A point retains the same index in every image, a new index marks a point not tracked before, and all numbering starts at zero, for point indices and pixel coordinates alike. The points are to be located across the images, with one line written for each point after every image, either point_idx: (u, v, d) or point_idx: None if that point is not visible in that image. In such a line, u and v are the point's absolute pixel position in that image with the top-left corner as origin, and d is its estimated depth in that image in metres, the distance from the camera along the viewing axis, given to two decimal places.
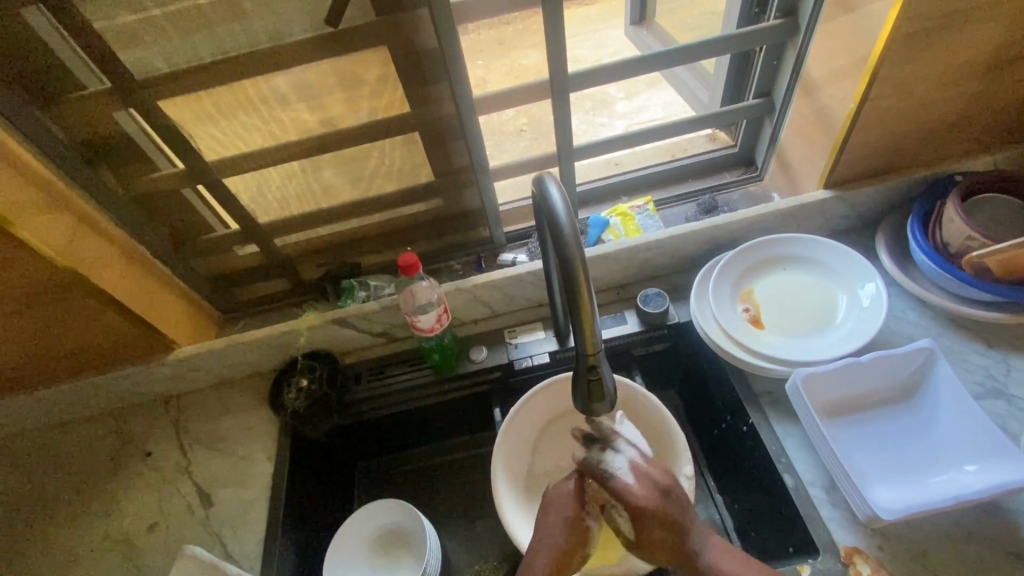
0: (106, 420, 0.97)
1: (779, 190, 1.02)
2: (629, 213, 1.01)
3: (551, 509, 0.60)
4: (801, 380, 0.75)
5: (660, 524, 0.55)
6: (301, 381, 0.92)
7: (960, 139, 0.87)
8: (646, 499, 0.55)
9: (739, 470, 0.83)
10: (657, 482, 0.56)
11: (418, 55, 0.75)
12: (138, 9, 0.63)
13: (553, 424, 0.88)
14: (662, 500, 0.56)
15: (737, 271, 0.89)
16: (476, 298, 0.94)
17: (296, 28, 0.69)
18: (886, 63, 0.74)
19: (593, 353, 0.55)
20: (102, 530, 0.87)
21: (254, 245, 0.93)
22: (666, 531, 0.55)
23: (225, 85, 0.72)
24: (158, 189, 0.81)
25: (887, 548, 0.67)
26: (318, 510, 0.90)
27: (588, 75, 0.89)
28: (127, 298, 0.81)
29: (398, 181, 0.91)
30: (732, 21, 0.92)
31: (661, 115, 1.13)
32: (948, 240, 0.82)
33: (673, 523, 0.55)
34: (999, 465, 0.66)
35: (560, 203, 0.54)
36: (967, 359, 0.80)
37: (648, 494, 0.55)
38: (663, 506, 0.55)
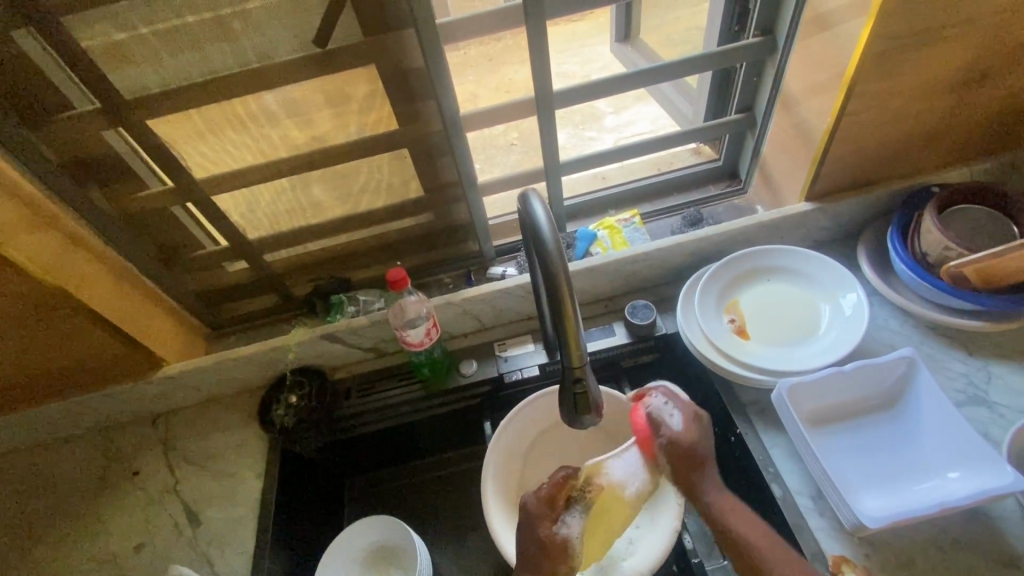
0: (92, 439, 0.96)
1: (762, 202, 1.04)
2: (616, 226, 1.03)
3: (528, 534, 0.62)
4: (786, 390, 0.75)
5: (689, 451, 0.62)
6: (290, 397, 0.92)
7: (936, 152, 0.90)
8: (684, 426, 0.63)
9: (728, 482, 0.84)
10: (693, 408, 0.64)
11: (406, 73, 0.77)
12: (128, 30, 0.64)
13: (542, 437, 0.88)
14: (700, 429, 0.63)
15: (723, 282, 0.90)
16: (466, 311, 0.94)
17: (284, 48, 0.70)
18: (860, 79, 0.76)
19: (579, 366, 0.56)
20: (87, 551, 0.86)
21: (243, 261, 0.93)
22: (689, 454, 0.62)
23: (214, 104, 0.73)
24: (147, 207, 0.81)
25: (873, 557, 0.68)
26: (308, 527, 0.89)
27: (575, 92, 0.91)
28: (116, 315, 0.81)
29: (387, 196, 0.92)
30: (713, 38, 0.94)
31: (648, 129, 1.15)
32: (928, 251, 0.83)
33: (696, 456, 0.62)
34: (981, 472, 0.67)
35: (544, 218, 0.56)
36: (949, 367, 0.81)
37: (687, 422, 0.63)
38: (696, 437, 0.62)
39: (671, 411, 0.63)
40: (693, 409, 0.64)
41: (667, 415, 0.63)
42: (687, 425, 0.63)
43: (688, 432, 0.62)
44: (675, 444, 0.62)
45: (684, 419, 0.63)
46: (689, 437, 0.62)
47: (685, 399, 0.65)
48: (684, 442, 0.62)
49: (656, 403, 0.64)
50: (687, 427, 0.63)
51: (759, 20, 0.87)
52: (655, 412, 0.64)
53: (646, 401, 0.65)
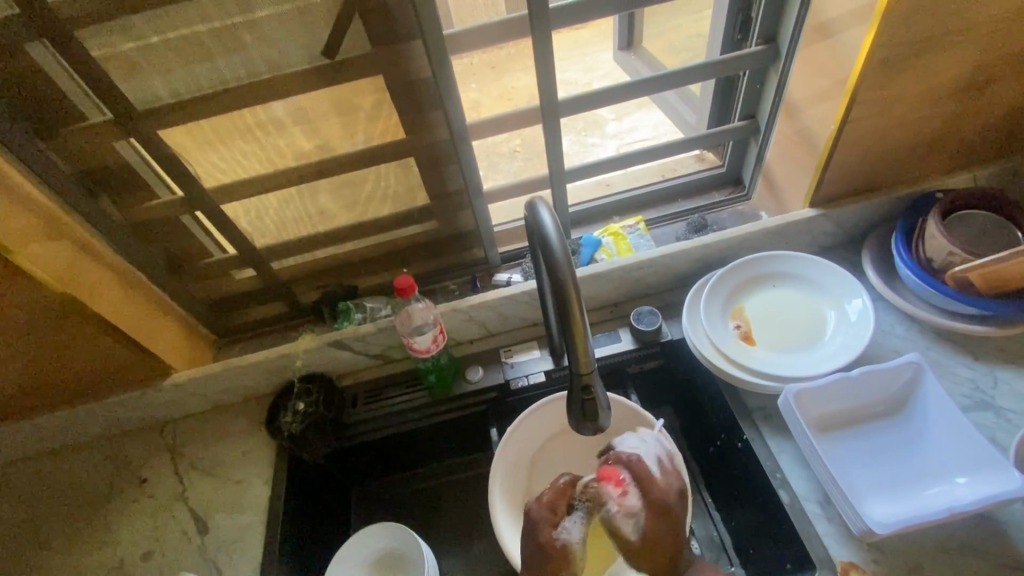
0: (101, 446, 0.96)
1: (766, 208, 1.04)
2: (621, 232, 1.03)
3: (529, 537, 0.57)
4: (792, 396, 0.76)
5: (651, 550, 0.54)
6: (297, 404, 0.92)
7: (939, 158, 0.90)
8: (644, 525, 0.54)
9: (735, 487, 0.84)
10: (665, 501, 0.55)
11: (413, 83, 0.78)
12: (140, 40, 0.65)
13: (549, 443, 0.88)
14: (669, 522, 0.55)
15: (728, 288, 0.91)
16: (472, 318, 0.95)
17: (293, 60, 0.71)
18: (863, 86, 0.77)
19: (587, 372, 0.56)
20: (96, 558, 0.86)
21: (251, 268, 0.94)
22: (657, 555, 0.54)
23: (225, 113, 0.74)
24: (157, 216, 0.82)
25: (881, 562, 0.68)
26: (315, 534, 0.89)
27: (579, 100, 0.92)
28: (124, 323, 0.81)
29: (393, 204, 0.93)
30: (716, 46, 0.95)
31: (651, 135, 1.16)
32: (932, 256, 0.84)
33: (666, 554, 0.55)
34: (988, 477, 0.67)
35: (552, 226, 0.56)
36: (955, 371, 0.81)
37: (653, 518, 0.55)
38: (665, 534, 0.55)
39: (632, 511, 0.54)
40: (664, 499, 0.55)
41: (629, 507, 0.54)
42: (651, 523, 0.55)
43: (653, 530, 0.54)
44: (637, 547, 0.54)
45: (648, 513, 0.55)
46: (654, 540, 0.54)
47: (660, 473, 0.57)
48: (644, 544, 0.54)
49: (620, 497, 0.55)
50: (650, 522, 0.55)
51: (762, 28, 0.88)
52: (614, 511, 0.54)
53: (609, 484, 0.56)
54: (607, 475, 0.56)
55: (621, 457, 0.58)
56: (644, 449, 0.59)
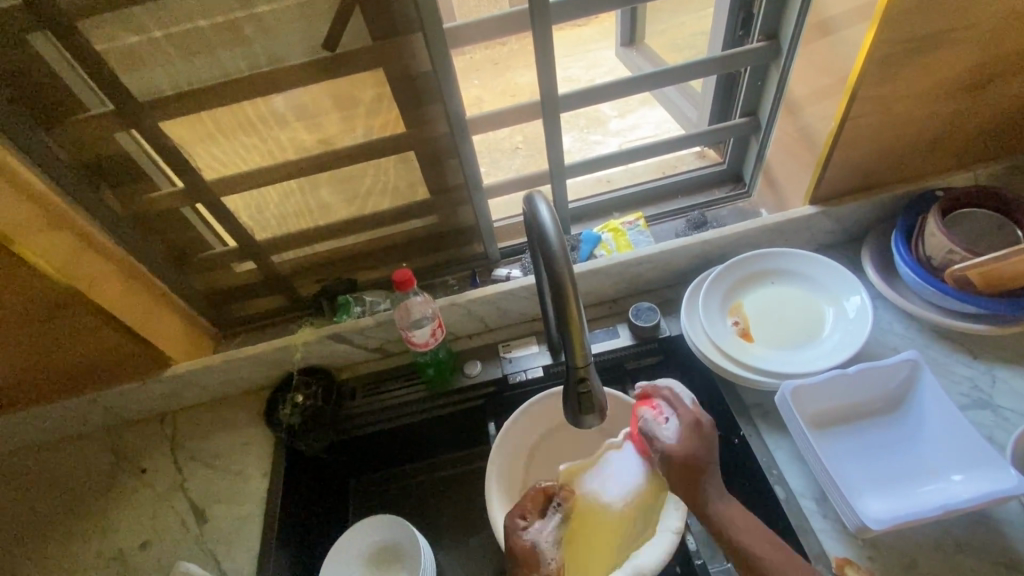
0: (101, 436, 0.97)
1: (766, 205, 1.04)
2: (621, 229, 1.03)
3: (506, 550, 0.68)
4: (790, 392, 0.76)
5: (688, 457, 0.68)
6: (296, 396, 0.92)
7: (940, 156, 0.90)
8: (681, 433, 0.69)
9: (731, 483, 0.84)
10: (694, 421, 0.69)
11: (413, 77, 0.78)
12: (141, 31, 0.65)
13: (546, 437, 0.88)
14: (700, 437, 0.69)
15: (726, 285, 0.91)
16: (471, 312, 0.95)
17: (293, 53, 0.71)
18: (864, 83, 0.76)
19: (583, 365, 0.56)
20: (96, 546, 0.87)
21: (251, 261, 0.94)
22: (688, 466, 0.67)
23: (225, 106, 0.74)
24: (158, 208, 0.82)
25: (876, 559, 0.68)
26: (312, 527, 0.90)
27: (580, 95, 0.92)
28: (125, 314, 0.82)
29: (393, 198, 0.93)
30: (718, 43, 0.95)
31: (653, 133, 1.16)
32: (931, 254, 0.83)
33: (698, 464, 0.67)
34: (984, 474, 0.67)
35: (550, 220, 0.56)
36: (953, 370, 0.81)
37: (687, 429, 0.69)
38: (695, 446, 0.68)
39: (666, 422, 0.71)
40: (692, 418, 0.69)
41: (666, 423, 0.71)
42: (682, 434, 0.69)
43: (685, 441, 0.68)
44: (673, 455, 0.68)
45: (682, 428, 0.70)
46: (684, 450, 0.68)
47: (678, 442, 0.69)
48: (682, 451, 0.68)
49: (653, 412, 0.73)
50: (683, 440, 0.69)
51: (764, 25, 0.88)
52: (649, 428, 0.72)
53: (644, 407, 0.74)
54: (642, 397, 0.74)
55: (658, 390, 0.74)
56: (681, 389, 0.73)
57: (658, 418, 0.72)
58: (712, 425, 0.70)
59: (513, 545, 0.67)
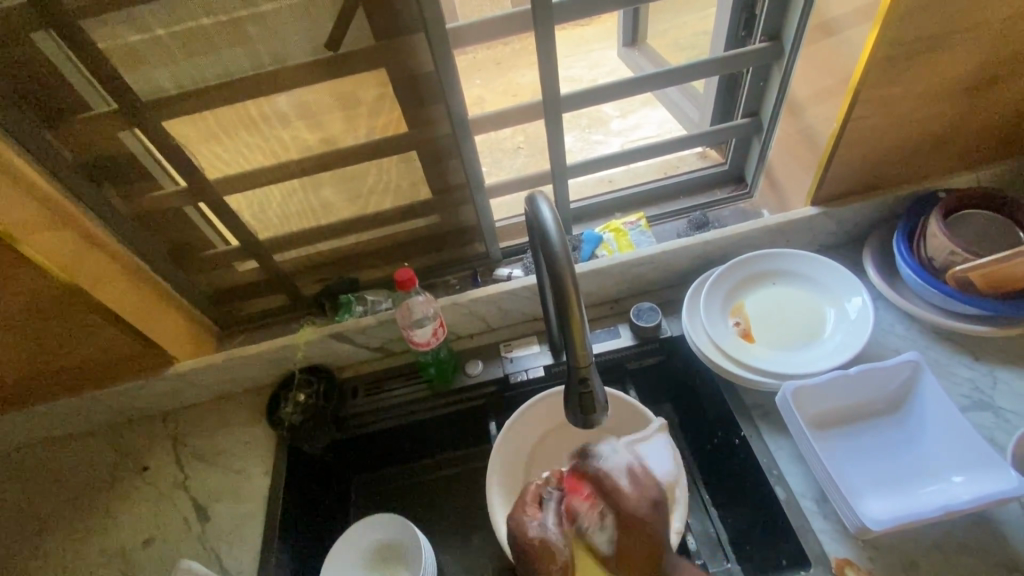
0: (104, 434, 0.97)
1: (768, 206, 1.04)
2: (622, 229, 1.04)
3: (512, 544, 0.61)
4: (790, 393, 0.76)
5: (629, 564, 0.58)
6: (298, 395, 0.94)
7: (942, 157, 0.90)
8: (619, 535, 0.59)
9: (731, 483, 0.84)
10: (637, 511, 0.59)
11: (416, 77, 0.78)
12: (145, 31, 0.66)
13: (547, 437, 0.89)
14: (639, 535, 0.58)
15: (728, 285, 0.91)
16: (472, 312, 0.95)
17: (296, 52, 0.72)
18: (867, 84, 0.76)
19: (584, 366, 0.56)
20: (98, 543, 0.87)
21: (253, 261, 0.95)
22: (645, 567, 0.58)
23: (229, 106, 0.74)
24: (161, 207, 0.83)
25: (877, 560, 0.68)
26: (314, 525, 0.90)
27: (582, 95, 0.92)
28: (127, 312, 0.82)
29: (395, 198, 0.93)
30: (720, 43, 0.95)
31: (655, 133, 1.16)
32: (933, 255, 0.83)
33: (648, 561, 0.58)
34: (985, 476, 0.67)
35: (551, 221, 0.56)
36: (954, 371, 0.81)
37: (622, 527, 0.59)
38: (644, 540, 0.58)
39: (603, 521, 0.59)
40: (633, 509, 0.59)
41: (602, 527, 0.59)
42: (624, 532, 0.59)
43: (629, 541, 0.58)
44: (618, 562, 0.58)
45: (618, 528, 0.59)
46: (631, 552, 0.58)
47: (623, 539, 0.58)
48: (622, 553, 0.58)
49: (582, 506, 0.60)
50: (623, 536, 0.59)
51: (767, 25, 0.88)
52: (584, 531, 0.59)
53: (575, 498, 0.61)
54: (571, 484, 0.61)
55: (596, 467, 0.62)
56: (613, 460, 0.62)
57: (598, 514, 0.59)
58: (660, 502, 0.60)
59: (522, 542, 0.60)
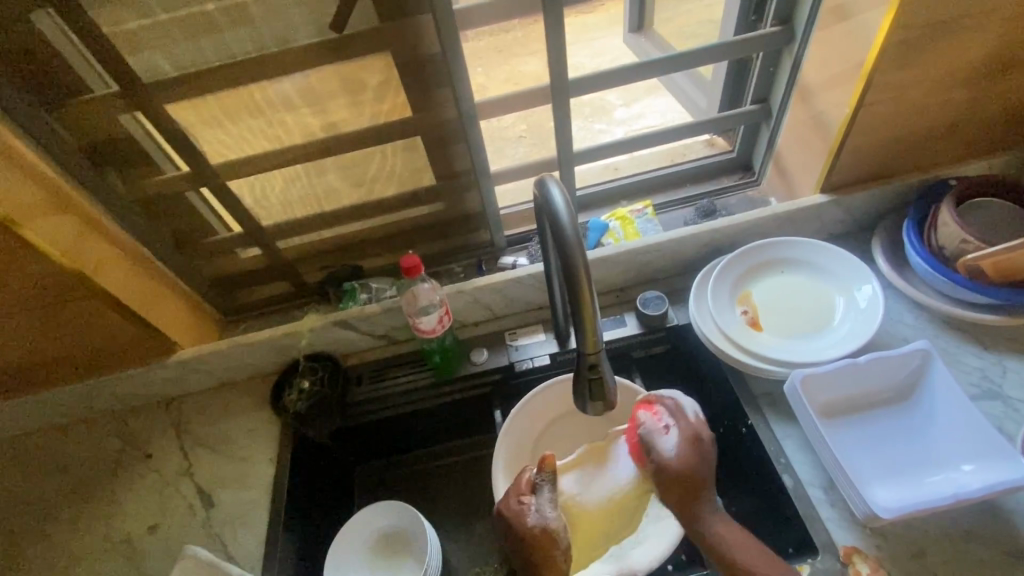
0: (107, 421, 0.97)
1: (776, 194, 1.03)
2: (629, 217, 1.03)
3: (509, 534, 0.65)
4: (799, 382, 0.75)
5: (685, 471, 0.67)
6: (303, 382, 0.93)
7: (954, 144, 0.89)
8: (678, 450, 0.68)
9: (737, 471, 0.84)
10: (696, 431, 0.68)
11: (421, 60, 0.77)
12: (147, 13, 0.64)
13: (553, 425, 0.88)
14: (699, 457, 0.67)
15: (736, 273, 0.90)
16: (478, 300, 0.94)
17: (300, 34, 0.70)
18: (880, 70, 0.75)
19: (594, 352, 0.56)
20: (103, 530, 0.87)
21: (257, 247, 0.94)
22: (688, 479, 0.66)
23: (232, 90, 0.73)
24: (163, 192, 0.82)
25: (884, 548, 0.68)
26: (319, 512, 0.90)
27: (589, 81, 0.91)
28: (131, 299, 0.81)
29: (399, 184, 0.92)
30: (730, 28, 0.94)
31: (660, 121, 1.14)
32: (943, 244, 0.83)
33: (696, 478, 0.66)
34: (995, 465, 0.67)
35: (562, 203, 0.55)
36: (962, 361, 0.81)
37: (685, 445, 0.68)
38: (694, 463, 0.67)
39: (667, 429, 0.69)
40: (693, 432, 0.68)
41: (668, 434, 0.69)
42: (682, 449, 0.68)
43: (683, 457, 0.67)
44: (670, 468, 0.67)
45: (680, 442, 0.68)
46: (680, 465, 0.67)
47: (676, 454, 0.68)
48: (676, 462, 0.67)
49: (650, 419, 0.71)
50: (684, 450, 0.68)
51: (778, 9, 0.87)
52: (648, 434, 0.70)
53: (643, 412, 0.72)
54: (644, 402, 0.72)
55: (664, 396, 0.72)
56: (682, 397, 0.71)
57: (655, 425, 0.70)
58: (711, 441, 0.68)
59: (525, 531, 0.64)
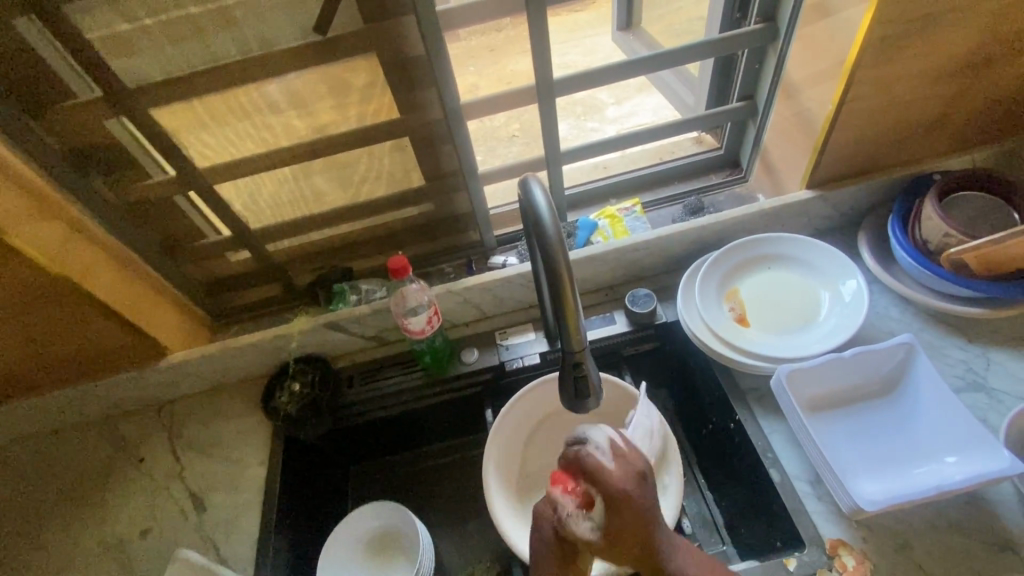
0: (99, 426, 0.97)
1: (763, 190, 1.04)
2: (617, 215, 1.03)
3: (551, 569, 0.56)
4: (785, 377, 0.76)
5: (617, 544, 0.52)
6: (293, 385, 0.93)
7: (938, 139, 0.89)
8: (603, 517, 0.52)
9: (726, 466, 0.85)
10: (623, 479, 0.53)
11: (407, 61, 0.77)
12: (131, 18, 0.65)
13: (542, 424, 0.89)
14: (630, 510, 0.52)
15: (723, 271, 0.90)
16: (467, 300, 0.95)
17: (285, 38, 0.71)
18: (862, 66, 0.76)
19: (579, 351, 0.56)
20: (95, 534, 0.87)
21: (246, 251, 0.94)
22: (631, 541, 0.52)
23: (218, 94, 0.73)
24: (150, 197, 0.82)
25: (870, 540, 0.69)
26: (311, 513, 0.90)
27: (576, 79, 0.91)
28: (119, 303, 0.81)
29: (387, 185, 0.92)
30: (715, 26, 0.94)
31: (650, 119, 1.15)
32: (927, 238, 0.84)
33: (637, 540, 0.52)
34: (978, 455, 0.68)
35: (544, 204, 0.56)
36: (947, 353, 0.82)
37: (611, 510, 0.52)
38: (633, 515, 0.52)
39: (598, 473, 0.53)
40: (620, 482, 0.52)
41: (584, 511, 0.53)
42: (613, 511, 0.52)
43: (615, 520, 0.52)
44: (601, 545, 0.52)
45: (606, 507, 0.53)
46: (613, 531, 0.52)
47: (606, 524, 0.52)
48: (605, 536, 0.52)
49: (567, 505, 0.53)
50: (609, 515, 0.52)
51: (761, 6, 0.87)
52: (564, 521, 0.53)
53: (557, 488, 0.55)
54: (555, 479, 0.56)
55: (574, 458, 0.55)
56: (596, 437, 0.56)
57: (572, 506, 0.54)
58: (642, 468, 0.54)
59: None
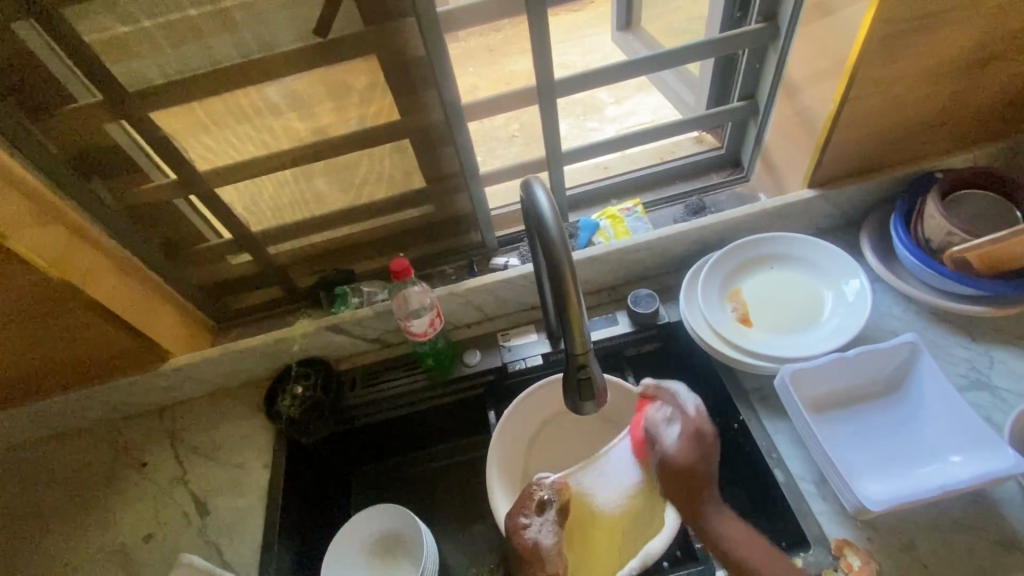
0: (101, 430, 0.96)
1: (764, 190, 1.04)
2: (618, 215, 1.03)
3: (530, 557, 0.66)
4: (789, 376, 0.76)
5: (684, 469, 0.64)
6: (295, 388, 0.92)
7: (940, 137, 0.89)
8: (680, 441, 0.65)
9: (730, 467, 0.85)
10: (699, 433, 0.64)
11: (407, 63, 0.77)
12: (130, 20, 0.64)
13: (545, 426, 0.88)
14: (699, 449, 0.64)
15: (725, 271, 0.90)
16: (469, 301, 0.94)
17: (285, 40, 0.70)
18: (864, 64, 0.76)
19: (583, 352, 0.56)
20: (98, 539, 0.87)
21: (247, 254, 0.94)
22: (687, 479, 0.64)
23: (218, 97, 0.73)
24: (151, 200, 0.81)
25: (876, 540, 0.69)
26: (315, 517, 0.90)
27: (577, 80, 0.91)
28: (121, 308, 0.81)
29: (388, 187, 0.92)
30: (715, 25, 0.94)
31: (650, 119, 1.14)
32: (930, 237, 0.83)
33: (693, 477, 0.64)
34: (982, 455, 0.68)
35: (547, 205, 0.56)
36: (951, 352, 0.81)
37: (688, 442, 0.65)
38: (694, 459, 0.64)
39: (667, 423, 0.68)
40: (697, 429, 0.65)
41: (668, 427, 0.67)
42: (683, 447, 0.65)
43: (685, 454, 0.65)
44: (671, 462, 0.65)
45: (682, 438, 0.65)
46: (686, 460, 0.64)
47: (679, 450, 0.65)
48: (680, 457, 0.65)
49: (655, 414, 0.69)
50: (682, 444, 0.65)
51: (762, 6, 0.87)
52: (653, 424, 0.69)
53: (643, 410, 0.71)
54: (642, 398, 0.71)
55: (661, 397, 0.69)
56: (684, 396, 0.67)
57: (660, 423, 0.68)
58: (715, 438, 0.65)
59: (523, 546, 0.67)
